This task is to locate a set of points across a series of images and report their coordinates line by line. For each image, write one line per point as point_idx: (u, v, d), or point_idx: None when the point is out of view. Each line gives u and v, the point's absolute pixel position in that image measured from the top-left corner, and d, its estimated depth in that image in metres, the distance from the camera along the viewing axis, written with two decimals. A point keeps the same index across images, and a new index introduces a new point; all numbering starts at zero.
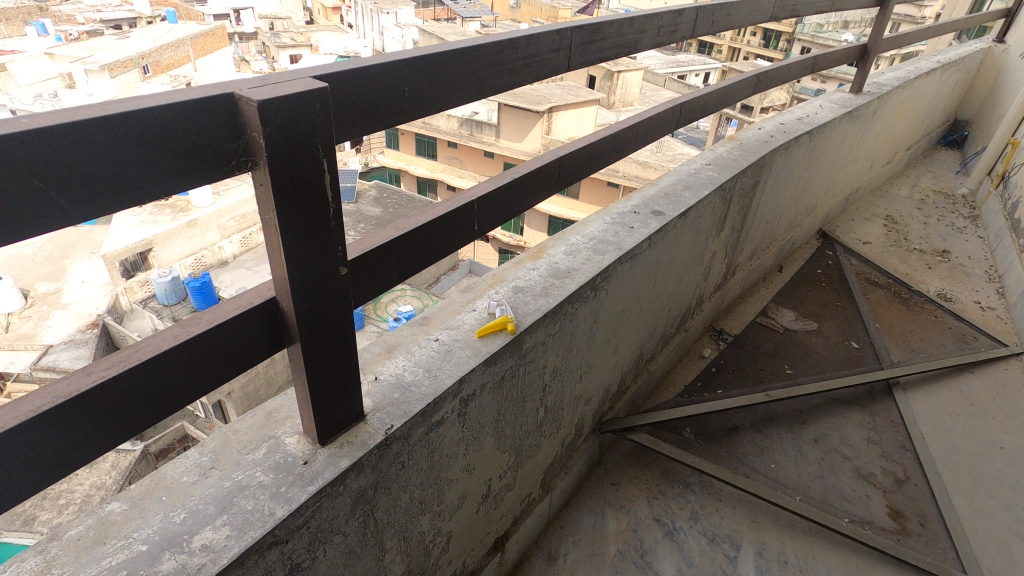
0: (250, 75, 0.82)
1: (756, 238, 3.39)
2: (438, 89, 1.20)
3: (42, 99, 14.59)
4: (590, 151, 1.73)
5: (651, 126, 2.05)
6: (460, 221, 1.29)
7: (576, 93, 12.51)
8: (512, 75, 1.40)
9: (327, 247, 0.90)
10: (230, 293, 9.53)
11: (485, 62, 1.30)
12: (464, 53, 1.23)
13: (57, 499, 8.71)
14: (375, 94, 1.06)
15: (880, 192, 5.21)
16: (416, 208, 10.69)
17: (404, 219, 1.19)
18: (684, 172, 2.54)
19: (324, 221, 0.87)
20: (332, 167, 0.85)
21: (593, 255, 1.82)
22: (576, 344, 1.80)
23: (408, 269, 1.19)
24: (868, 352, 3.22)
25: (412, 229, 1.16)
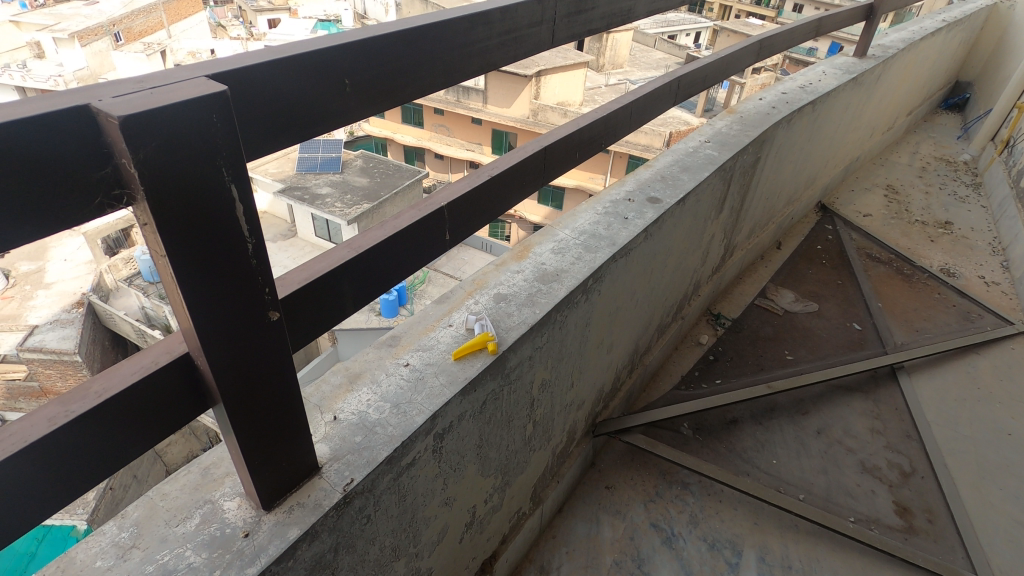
0: (124, 78, 0.62)
1: (755, 215, 3.20)
2: (392, 75, 0.98)
3: (9, 69, 13.80)
4: (578, 138, 1.53)
5: (646, 105, 1.84)
6: (429, 232, 1.10)
7: (566, 55, 11.82)
8: (486, 54, 1.18)
9: (247, 293, 0.71)
10: None
11: (445, 43, 1.07)
12: (415, 35, 0.99)
13: None
14: (296, 92, 0.83)
15: (880, 159, 5.03)
16: (404, 176, 10.05)
17: (358, 235, 0.99)
18: (681, 151, 2.34)
19: (242, 262, 0.68)
20: (244, 195, 0.65)
21: (584, 252, 1.64)
22: (566, 351, 1.63)
23: (364, 293, 1.00)
24: (870, 334, 3.10)
25: (368, 248, 0.97)
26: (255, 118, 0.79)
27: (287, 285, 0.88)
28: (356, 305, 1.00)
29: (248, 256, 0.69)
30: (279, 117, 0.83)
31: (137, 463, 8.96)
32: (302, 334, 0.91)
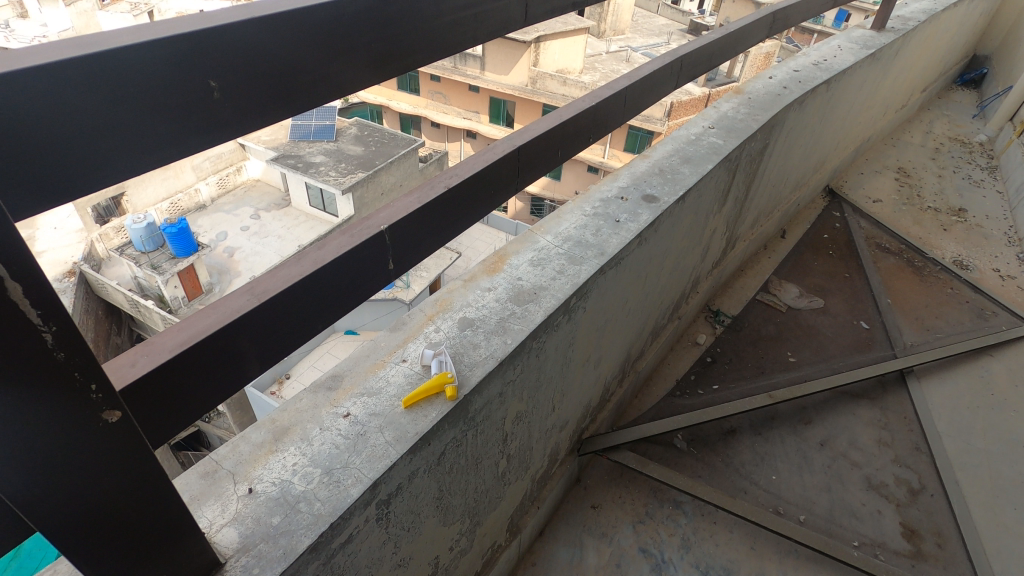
0: None
1: (760, 204, 2.97)
2: (302, 66, 0.77)
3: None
4: (561, 133, 1.29)
5: (643, 89, 1.59)
6: (366, 263, 0.88)
7: (566, 20, 11.07)
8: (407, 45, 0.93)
9: (61, 399, 0.50)
10: (210, 238, 8.70)
11: (339, 30, 0.81)
12: (286, 19, 0.72)
13: None
14: (153, 96, 0.61)
15: (891, 139, 4.77)
16: (399, 146, 9.49)
17: (264, 275, 0.77)
18: (682, 139, 2.10)
19: (42, 365, 0.48)
20: (30, 275, 0.44)
21: (568, 265, 1.42)
22: (545, 377, 1.43)
23: (271, 351, 0.78)
24: (878, 333, 2.90)
25: (274, 293, 0.74)
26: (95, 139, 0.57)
27: (153, 352, 0.66)
28: (263, 363, 0.78)
29: (49, 350, 0.48)
30: (65, 155, 0.55)
31: None
32: (184, 409, 0.70)
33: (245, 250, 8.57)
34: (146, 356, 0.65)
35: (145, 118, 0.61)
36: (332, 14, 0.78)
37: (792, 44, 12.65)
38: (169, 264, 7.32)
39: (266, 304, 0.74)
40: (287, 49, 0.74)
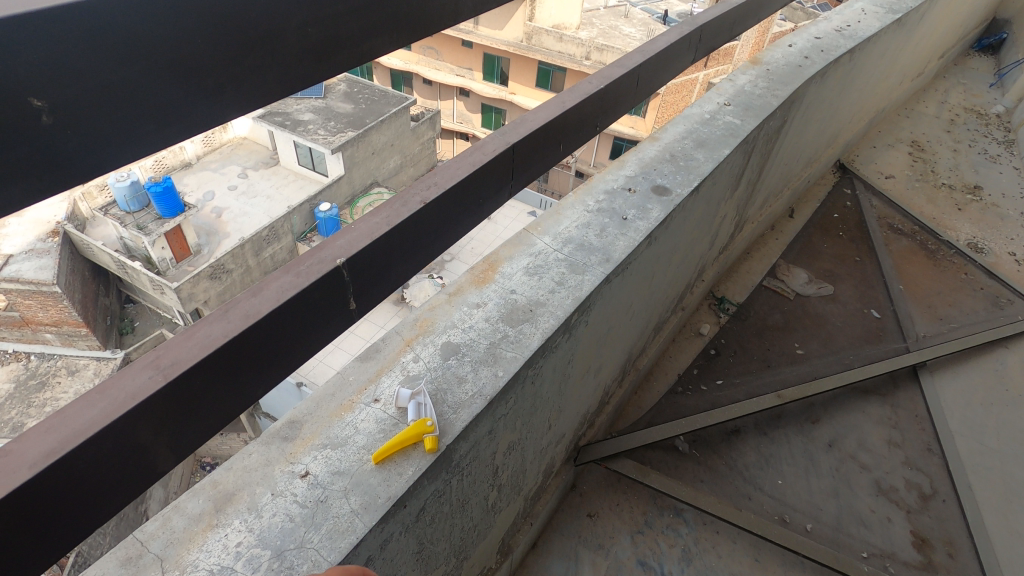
0: None
1: (771, 184, 2.77)
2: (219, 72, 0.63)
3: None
4: (562, 126, 1.08)
5: (658, 66, 1.37)
6: (320, 309, 0.69)
7: None
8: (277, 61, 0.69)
9: None
10: (196, 198, 8.31)
11: (232, 32, 0.62)
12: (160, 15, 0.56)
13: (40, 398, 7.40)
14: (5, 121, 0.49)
15: (905, 109, 4.53)
16: (389, 103, 9.01)
17: (175, 340, 0.58)
18: (695, 118, 1.89)
19: None
20: None
21: (569, 274, 1.24)
22: (541, 401, 1.27)
23: (189, 435, 0.60)
24: (890, 323, 2.76)
25: (186, 368, 0.56)
26: None
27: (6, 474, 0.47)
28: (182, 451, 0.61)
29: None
30: None
31: None
32: (66, 527, 0.52)
33: (233, 210, 8.23)
34: (0, 476, 0.47)
35: None
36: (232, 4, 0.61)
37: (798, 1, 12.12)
38: (154, 224, 6.99)
39: (175, 382, 0.55)
40: (147, 59, 0.56)
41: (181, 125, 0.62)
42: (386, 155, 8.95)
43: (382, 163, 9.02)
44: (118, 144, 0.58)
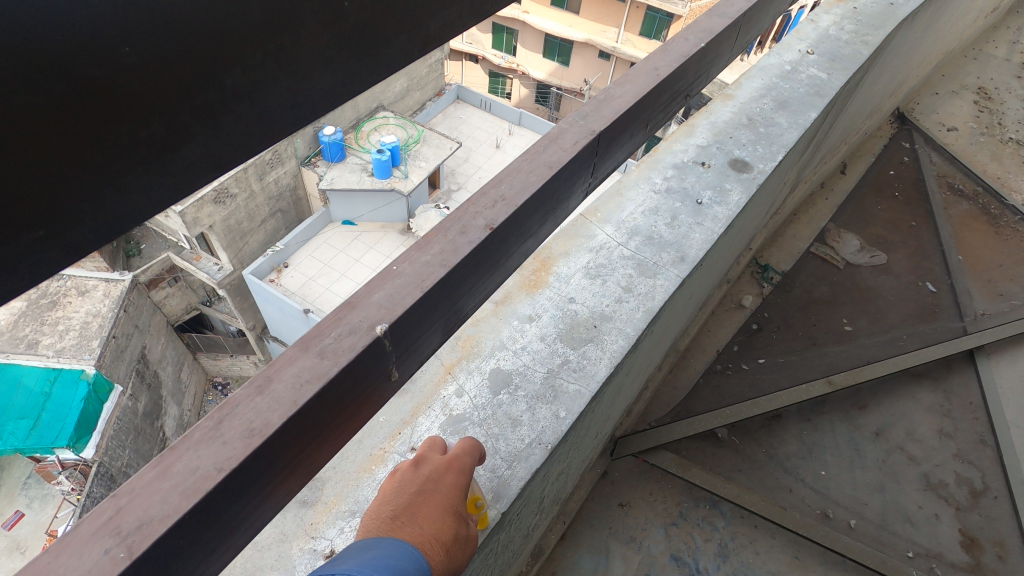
0: None
1: (833, 141, 2.46)
2: (236, 71, 0.46)
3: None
4: (653, 102, 0.84)
5: (759, 14, 1.10)
6: (344, 402, 0.51)
7: None
8: (203, 124, 0.46)
9: None
10: None
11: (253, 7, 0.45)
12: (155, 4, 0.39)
13: (52, 324, 7.27)
14: None
15: (970, 52, 4.08)
16: None
17: (143, 480, 0.43)
18: (772, 69, 1.60)
19: None
20: None
21: (635, 278, 1.03)
22: (593, 423, 1.10)
23: None
24: (946, 299, 2.54)
25: (158, 530, 0.41)
26: None
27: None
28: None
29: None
30: None
31: (139, 312, 7.81)
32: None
33: None
34: None
35: None
36: None
37: None
38: None
39: (141, 558, 0.40)
40: (137, 74, 0.40)
41: (102, 210, 0.43)
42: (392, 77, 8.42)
43: (388, 86, 8.49)
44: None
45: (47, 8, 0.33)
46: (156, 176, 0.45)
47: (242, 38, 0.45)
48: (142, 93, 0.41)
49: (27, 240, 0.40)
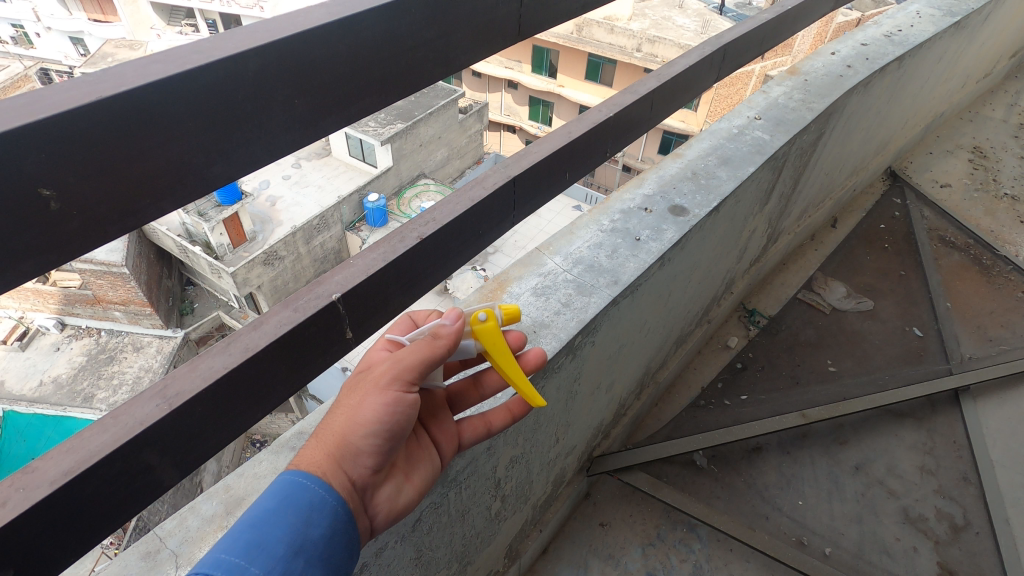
0: None
1: (808, 196, 2.68)
2: (285, 115, 0.71)
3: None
4: (569, 154, 1.12)
5: (679, 87, 1.42)
6: (307, 340, 0.75)
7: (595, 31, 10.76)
8: (212, 162, 0.67)
9: None
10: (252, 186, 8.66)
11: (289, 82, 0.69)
12: (231, 85, 0.64)
13: (110, 378, 7.87)
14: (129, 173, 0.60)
15: (967, 114, 4.23)
16: (438, 96, 9.09)
17: (176, 373, 0.66)
18: (722, 132, 1.87)
19: None
20: None
21: (575, 296, 1.27)
22: (545, 419, 1.32)
23: (187, 454, 0.68)
24: (932, 343, 2.63)
25: (185, 399, 0.63)
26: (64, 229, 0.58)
27: (30, 488, 0.55)
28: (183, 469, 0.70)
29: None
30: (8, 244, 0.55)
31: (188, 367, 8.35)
32: (76, 541, 0.61)
33: (286, 200, 8.52)
34: (26, 489, 0.56)
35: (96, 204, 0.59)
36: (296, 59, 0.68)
37: None
38: (214, 211, 7.30)
39: (177, 411, 0.63)
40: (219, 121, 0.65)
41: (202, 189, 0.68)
42: (433, 147, 9.12)
43: (428, 155, 9.19)
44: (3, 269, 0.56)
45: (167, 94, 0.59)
46: (184, 193, 0.66)
47: (227, 110, 0.65)
48: (222, 133, 0.66)
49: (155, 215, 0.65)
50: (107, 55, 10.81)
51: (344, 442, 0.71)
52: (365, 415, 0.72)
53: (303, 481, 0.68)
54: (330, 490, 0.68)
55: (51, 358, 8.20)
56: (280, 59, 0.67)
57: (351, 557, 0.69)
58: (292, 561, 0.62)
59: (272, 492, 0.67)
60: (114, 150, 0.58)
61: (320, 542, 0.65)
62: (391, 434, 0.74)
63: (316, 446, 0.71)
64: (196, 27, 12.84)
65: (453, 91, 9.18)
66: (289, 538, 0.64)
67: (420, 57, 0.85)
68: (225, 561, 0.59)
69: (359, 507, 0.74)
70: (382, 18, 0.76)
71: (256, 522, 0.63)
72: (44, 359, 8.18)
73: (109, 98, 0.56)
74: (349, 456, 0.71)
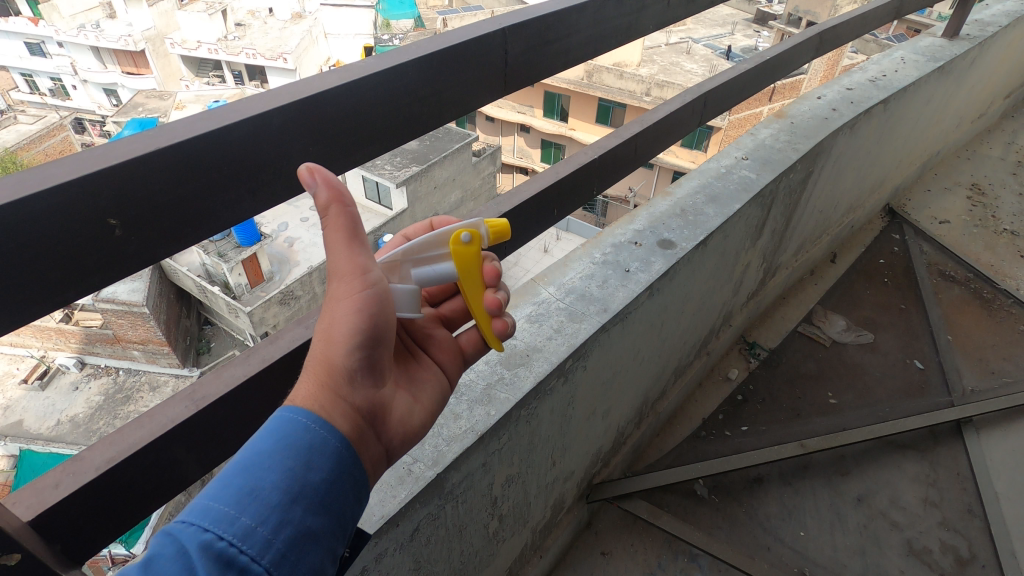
0: None
1: (804, 232, 2.77)
2: (289, 163, 0.81)
3: (85, 30, 14.04)
4: (556, 192, 1.32)
5: (660, 132, 1.60)
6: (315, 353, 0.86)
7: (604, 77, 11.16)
8: (241, 198, 0.78)
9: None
10: (271, 228, 8.94)
11: (307, 137, 0.82)
12: (253, 135, 0.75)
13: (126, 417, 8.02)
14: (157, 207, 0.69)
15: (966, 152, 4.28)
16: (453, 140, 9.43)
17: (203, 380, 0.76)
18: (711, 172, 1.99)
19: None
20: None
21: (567, 321, 1.36)
22: (540, 440, 1.39)
23: (210, 453, 0.78)
24: (933, 376, 2.65)
25: (211, 401, 0.74)
26: (92, 253, 0.65)
27: (79, 472, 0.65)
28: (204, 465, 0.79)
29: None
30: (56, 267, 0.63)
31: None
32: (113, 524, 0.70)
33: (304, 241, 8.79)
34: (76, 473, 0.65)
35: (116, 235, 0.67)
36: (311, 113, 0.80)
37: (876, 40, 11.62)
38: (234, 252, 7.56)
39: (204, 409, 0.73)
40: (239, 168, 0.76)
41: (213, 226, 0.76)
42: (447, 189, 9.41)
43: (443, 198, 9.46)
44: (67, 286, 0.65)
45: (209, 141, 0.71)
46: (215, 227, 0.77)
47: (255, 156, 0.77)
48: (243, 177, 0.77)
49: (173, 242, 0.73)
50: (140, 106, 11.46)
51: (330, 364, 0.68)
52: (340, 328, 0.69)
53: (299, 418, 0.66)
54: (332, 428, 0.67)
55: (70, 398, 8.56)
56: (297, 115, 0.79)
57: (353, 502, 0.68)
58: (290, 508, 0.61)
59: (267, 433, 0.65)
60: (157, 185, 0.68)
61: (321, 486, 0.64)
62: (373, 343, 0.71)
63: (304, 379, 0.68)
64: (224, 80, 13.56)
65: (467, 136, 9.53)
66: (285, 483, 0.62)
67: (420, 110, 0.98)
68: (214, 509, 0.58)
69: (368, 431, 0.72)
70: (387, 79, 0.89)
71: (248, 467, 0.62)
72: (63, 398, 8.59)
73: (166, 146, 0.68)
74: (342, 380, 0.70)
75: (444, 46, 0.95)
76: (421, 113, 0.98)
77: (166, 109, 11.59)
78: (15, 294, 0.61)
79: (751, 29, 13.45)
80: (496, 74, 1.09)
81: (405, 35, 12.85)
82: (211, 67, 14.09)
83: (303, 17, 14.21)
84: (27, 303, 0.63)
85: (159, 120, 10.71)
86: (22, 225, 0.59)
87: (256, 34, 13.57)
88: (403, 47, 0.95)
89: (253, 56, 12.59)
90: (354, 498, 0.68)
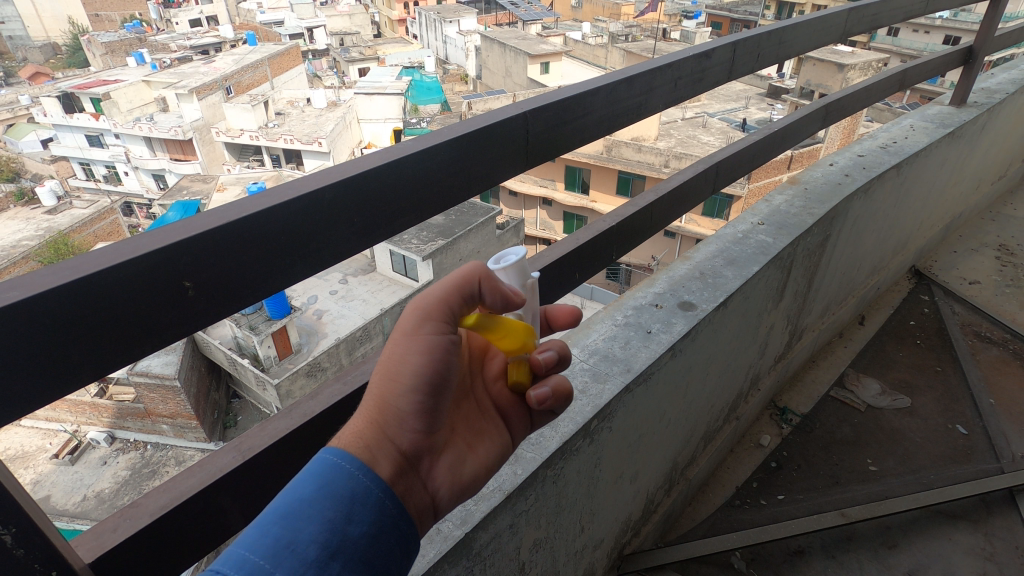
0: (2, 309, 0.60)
1: (828, 293, 2.76)
2: (334, 226, 0.90)
3: (140, 122, 15.27)
4: (578, 255, 1.41)
5: (678, 198, 1.70)
6: (342, 411, 0.98)
7: (623, 149, 11.59)
8: (295, 263, 0.87)
9: None
10: (302, 300, 9.22)
11: (355, 210, 0.92)
12: (307, 199, 0.84)
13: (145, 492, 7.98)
14: (228, 268, 0.79)
15: (990, 213, 4.25)
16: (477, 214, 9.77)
17: (252, 432, 0.90)
18: (729, 237, 2.06)
19: None
20: (21, 529, 0.61)
21: (593, 382, 1.39)
22: (569, 501, 1.39)
23: (252, 498, 0.89)
24: (980, 442, 2.52)
25: (259, 450, 0.87)
26: (157, 312, 0.73)
27: (136, 517, 0.77)
28: (247, 513, 0.91)
29: (8, 547, 0.61)
30: (132, 322, 0.71)
31: None
32: (175, 560, 0.83)
33: (332, 312, 9.05)
34: (136, 516, 0.78)
35: (185, 298, 0.75)
36: (353, 183, 0.89)
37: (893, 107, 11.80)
38: (264, 324, 7.80)
39: (248, 458, 0.86)
40: (292, 230, 0.84)
41: (266, 287, 0.84)
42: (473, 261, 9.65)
43: None
44: (145, 340, 0.73)
45: (271, 209, 0.80)
46: (274, 287, 0.86)
47: (312, 226, 0.86)
48: (297, 245, 0.86)
49: (231, 298, 0.81)
50: (184, 189, 12.25)
51: (386, 405, 0.75)
52: (402, 373, 0.75)
53: (343, 462, 0.70)
54: (373, 475, 0.71)
55: (97, 472, 8.77)
56: (346, 190, 0.89)
57: (397, 558, 0.70)
58: (326, 563, 0.64)
59: (309, 476, 0.68)
60: (233, 247, 0.78)
61: (360, 540, 0.67)
62: (430, 389, 0.77)
63: (357, 415, 0.74)
64: (263, 163, 14.43)
65: (491, 210, 9.87)
66: (324, 535, 0.65)
67: (450, 183, 1.07)
68: (250, 560, 0.60)
69: (412, 477, 0.76)
70: (423, 159, 0.99)
71: (288, 516, 0.64)
72: (92, 472, 8.76)
73: (236, 216, 0.77)
74: (392, 421, 0.75)
75: (472, 130, 1.07)
76: (449, 184, 1.07)
77: (209, 191, 12.32)
78: (95, 349, 0.69)
79: (765, 103, 13.93)
80: (518, 151, 1.19)
81: (431, 119, 13.70)
82: (251, 152, 15.04)
83: (338, 105, 15.30)
84: (115, 349, 0.70)
85: (202, 202, 11.38)
86: (112, 288, 0.67)
87: (295, 121, 14.64)
88: (435, 132, 1.06)
89: (290, 141, 13.47)
90: (400, 552, 0.70)
